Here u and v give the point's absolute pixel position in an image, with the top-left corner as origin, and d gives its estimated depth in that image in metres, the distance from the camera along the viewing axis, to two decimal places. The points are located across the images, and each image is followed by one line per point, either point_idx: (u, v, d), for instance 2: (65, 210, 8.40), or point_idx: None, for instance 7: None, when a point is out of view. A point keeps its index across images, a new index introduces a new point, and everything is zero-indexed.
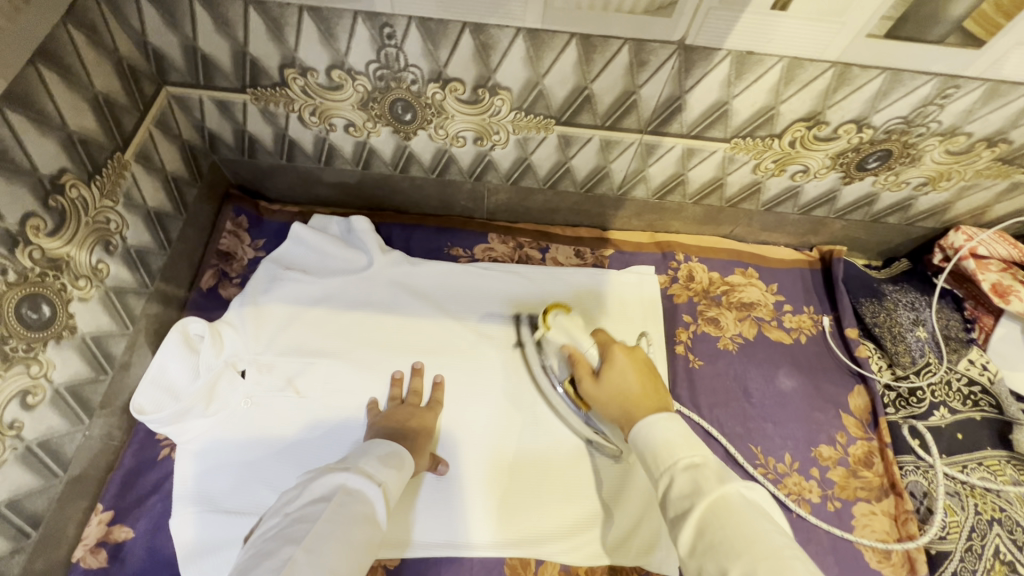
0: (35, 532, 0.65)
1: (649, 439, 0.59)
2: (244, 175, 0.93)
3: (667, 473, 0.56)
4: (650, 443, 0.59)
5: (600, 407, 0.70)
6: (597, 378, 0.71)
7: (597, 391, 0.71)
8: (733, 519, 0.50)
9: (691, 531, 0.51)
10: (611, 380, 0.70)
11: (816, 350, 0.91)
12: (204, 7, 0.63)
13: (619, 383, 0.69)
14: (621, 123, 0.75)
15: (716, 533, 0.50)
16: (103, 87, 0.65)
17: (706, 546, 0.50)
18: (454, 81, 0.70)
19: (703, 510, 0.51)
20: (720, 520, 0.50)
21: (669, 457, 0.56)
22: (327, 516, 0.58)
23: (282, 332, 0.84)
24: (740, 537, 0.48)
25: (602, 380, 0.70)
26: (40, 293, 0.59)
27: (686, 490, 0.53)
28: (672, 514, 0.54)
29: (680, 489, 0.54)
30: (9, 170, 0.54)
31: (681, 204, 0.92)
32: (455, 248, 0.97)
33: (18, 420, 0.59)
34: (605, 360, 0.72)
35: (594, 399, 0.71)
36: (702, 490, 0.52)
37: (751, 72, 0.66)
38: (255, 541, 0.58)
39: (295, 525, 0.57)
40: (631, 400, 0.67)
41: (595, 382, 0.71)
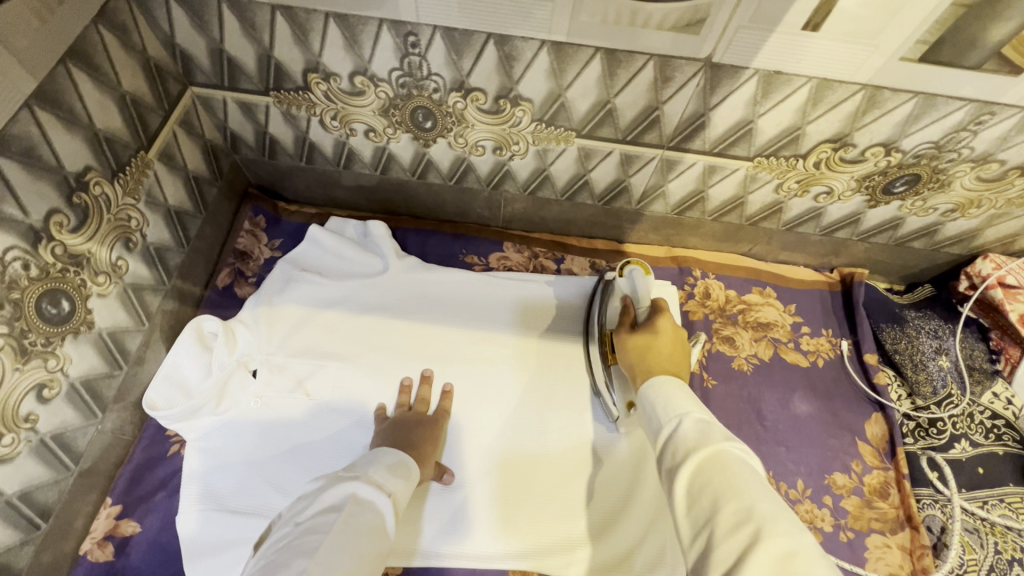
0: (45, 524, 0.65)
1: (661, 391, 0.57)
2: (263, 175, 0.94)
3: (675, 419, 0.52)
4: (662, 395, 0.56)
5: (621, 351, 0.71)
6: (633, 330, 0.71)
7: (629, 337, 0.70)
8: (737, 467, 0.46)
9: (688, 474, 0.48)
10: (650, 336, 0.69)
11: (834, 375, 0.89)
12: (231, 10, 0.64)
13: (651, 338, 0.69)
14: (642, 138, 0.74)
15: (715, 479, 0.46)
16: (130, 86, 0.65)
17: (700, 492, 0.47)
18: (476, 91, 0.70)
19: (706, 456, 0.48)
20: (721, 466, 0.47)
21: (682, 406, 0.53)
22: (338, 527, 0.57)
23: (295, 333, 0.84)
24: (739, 484, 0.45)
25: (639, 332, 0.70)
26: (60, 289, 0.59)
27: (692, 436, 0.50)
28: (670, 458, 0.50)
29: (684, 433, 0.50)
30: (36, 166, 0.55)
31: (700, 220, 0.91)
32: (470, 256, 0.97)
33: (34, 413, 0.59)
34: (651, 319, 0.72)
35: (623, 344, 0.71)
36: (707, 438, 0.49)
37: (779, 91, 0.64)
38: (266, 553, 0.57)
39: (306, 535, 0.56)
40: (653, 355, 0.66)
41: (631, 332, 0.71)
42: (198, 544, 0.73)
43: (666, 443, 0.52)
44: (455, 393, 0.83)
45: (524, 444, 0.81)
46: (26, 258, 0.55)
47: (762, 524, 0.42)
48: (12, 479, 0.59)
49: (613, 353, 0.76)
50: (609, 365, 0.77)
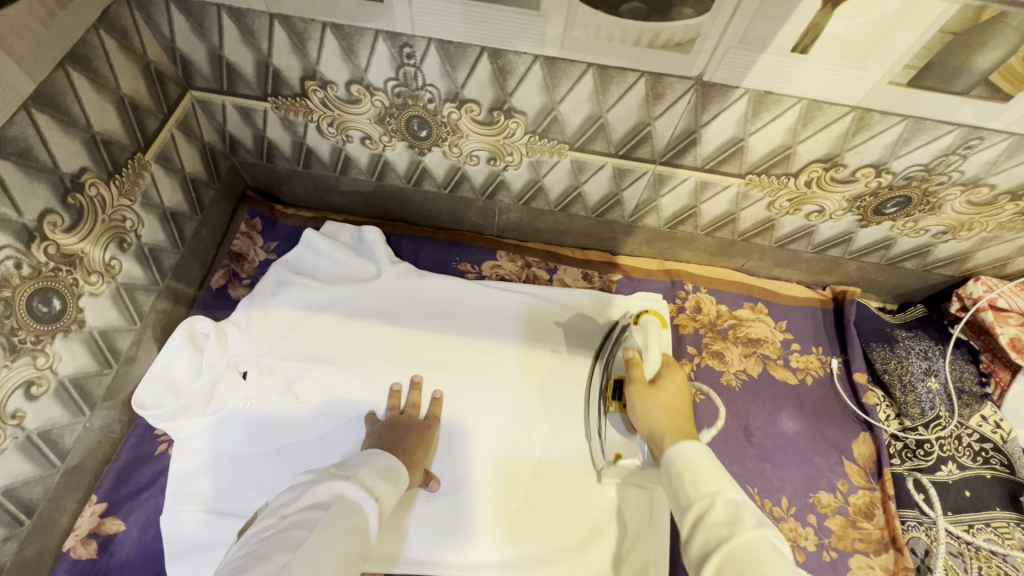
0: (28, 520, 0.66)
1: (691, 459, 0.59)
2: (262, 179, 0.95)
3: (708, 498, 0.55)
4: (689, 468, 0.59)
5: (636, 407, 0.70)
6: (649, 386, 0.72)
7: (649, 394, 0.71)
8: (768, 556, 0.49)
9: (718, 563, 0.50)
10: (669, 396, 0.70)
11: (822, 393, 0.89)
12: (232, 19, 0.65)
13: (669, 398, 0.70)
14: (635, 153, 0.75)
15: (747, 568, 0.48)
16: (129, 89, 0.67)
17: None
18: (470, 102, 0.71)
19: (738, 541, 0.50)
20: (753, 552, 0.49)
21: (713, 483, 0.56)
22: (323, 526, 0.59)
23: (286, 336, 0.85)
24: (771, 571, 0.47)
25: (654, 389, 0.71)
26: (52, 287, 0.60)
27: (724, 519, 0.53)
28: (699, 543, 0.53)
29: (717, 518, 0.53)
30: (32, 168, 0.56)
31: (692, 234, 0.91)
32: (463, 263, 0.98)
33: (21, 409, 0.59)
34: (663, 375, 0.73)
35: (638, 398, 0.71)
36: (740, 524, 0.52)
37: (769, 111, 0.65)
38: (249, 540, 0.59)
39: (291, 530, 0.58)
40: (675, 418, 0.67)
41: (651, 389, 0.71)
42: (181, 544, 0.73)
43: (695, 525, 0.55)
44: (444, 399, 0.84)
45: (512, 450, 0.81)
46: (18, 257, 0.56)
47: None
48: None
49: (616, 401, 0.78)
50: (609, 411, 0.78)
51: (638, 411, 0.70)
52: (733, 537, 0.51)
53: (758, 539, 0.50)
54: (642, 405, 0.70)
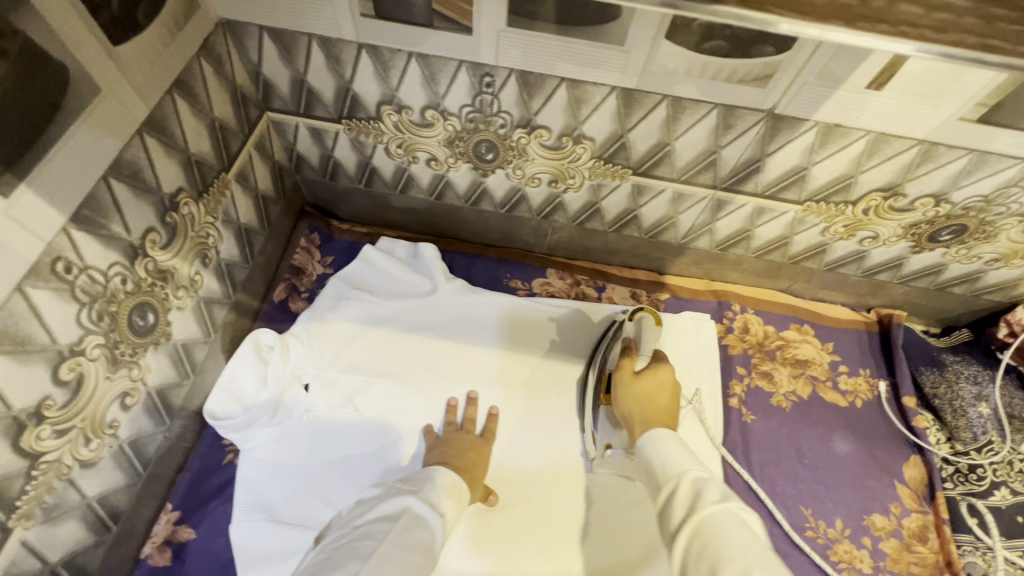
0: (114, 527, 0.67)
1: (657, 446, 0.60)
2: (321, 195, 0.98)
3: (675, 478, 0.56)
4: (658, 451, 0.60)
5: (622, 400, 0.73)
6: (637, 375, 0.74)
7: (631, 383, 0.73)
8: (739, 522, 0.49)
9: (688, 535, 0.50)
10: (654, 387, 0.72)
11: (872, 415, 0.90)
12: (321, 46, 0.68)
13: (653, 391, 0.72)
14: (696, 178, 0.77)
15: (711, 539, 0.48)
16: (220, 112, 0.70)
17: (698, 555, 0.49)
18: (541, 128, 0.73)
19: (703, 517, 0.50)
20: (719, 523, 0.49)
21: (678, 464, 0.57)
22: (391, 537, 0.58)
23: (346, 349, 0.87)
24: (734, 543, 0.47)
25: (639, 381, 0.73)
26: (147, 302, 0.62)
27: (687, 501, 0.53)
28: (671, 519, 0.53)
29: (681, 497, 0.54)
30: (141, 188, 0.58)
31: (743, 256, 0.93)
32: (515, 281, 1.00)
33: (116, 420, 0.61)
34: (652, 368, 0.74)
35: (620, 387, 0.74)
36: (700, 502, 0.52)
37: (836, 142, 0.67)
38: (324, 549, 0.60)
39: (363, 540, 0.58)
40: (653, 408, 0.70)
41: (635, 378, 0.74)
42: (251, 553, 0.74)
43: (665, 502, 0.55)
44: (500, 416, 0.85)
45: (567, 465, 0.83)
46: (124, 273, 0.58)
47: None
48: (94, 483, 0.60)
49: (606, 394, 0.80)
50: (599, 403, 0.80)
51: (620, 399, 0.73)
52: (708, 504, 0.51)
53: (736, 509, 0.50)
54: (622, 392, 0.73)
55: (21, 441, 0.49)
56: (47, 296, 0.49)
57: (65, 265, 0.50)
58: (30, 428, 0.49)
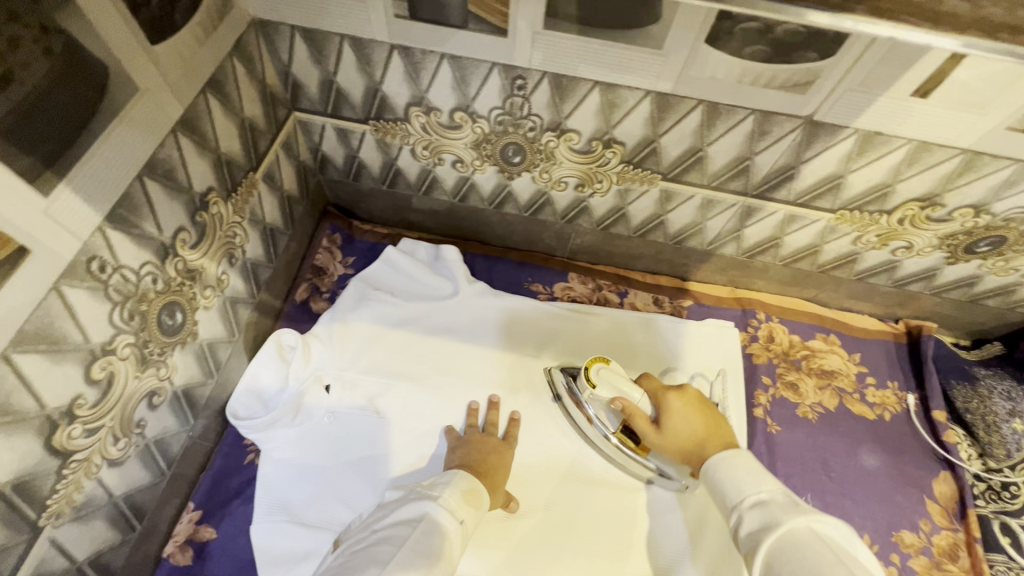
0: (139, 526, 0.67)
1: (720, 473, 0.60)
2: (343, 195, 0.98)
3: (739, 507, 0.55)
4: (720, 483, 0.59)
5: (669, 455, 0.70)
6: (659, 426, 0.71)
7: (661, 439, 0.70)
8: (809, 543, 0.48)
9: (761, 562, 0.49)
10: (681, 426, 0.70)
11: (900, 429, 0.88)
12: (352, 47, 0.67)
13: (683, 430, 0.69)
14: (728, 185, 0.76)
15: (788, 562, 0.47)
16: (250, 112, 0.69)
17: None
18: (571, 132, 0.72)
19: (773, 540, 0.50)
20: (794, 542, 0.48)
21: (738, 493, 0.56)
22: (409, 543, 0.56)
23: (366, 350, 0.86)
24: (810, 562, 0.46)
25: (665, 431, 0.70)
26: (176, 301, 0.62)
27: (755, 527, 0.52)
28: (743, 547, 0.52)
29: (750, 524, 0.53)
30: (174, 188, 0.58)
31: (769, 264, 0.92)
32: (536, 284, 0.99)
33: (143, 418, 0.61)
34: (661, 409, 0.72)
35: (659, 447, 0.71)
36: (771, 523, 0.51)
37: (875, 150, 0.66)
38: (343, 555, 0.58)
39: (381, 546, 0.56)
40: (699, 446, 0.67)
41: (662, 433, 0.71)
42: (273, 555, 0.74)
43: (737, 531, 0.54)
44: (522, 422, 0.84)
45: (591, 471, 0.82)
46: (155, 272, 0.58)
47: None
48: (121, 481, 0.60)
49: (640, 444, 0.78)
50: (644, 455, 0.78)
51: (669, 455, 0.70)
52: (775, 528, 0.50)
53: (802, 528, 0.49)
54: (663, 448, 0.70)
55: (54, 439, 0.49)
56: (82, 295, 0.49)
57: (100, 264, 0.50)
58: (62, 426, 0.49)
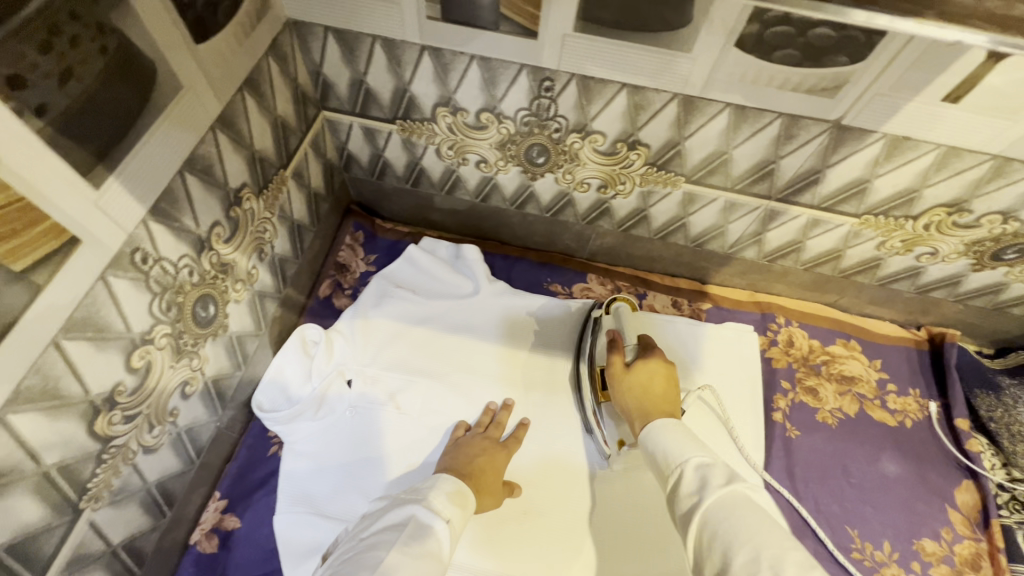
0: (169, 512, 0.69)
1: (660, 439, 0.60)
2: (367, 194, 0.99)
3: (677, 467, 0.55)
4: (660, 446, 0.59)
5: (620, 397, 0.73)
6: (628, 369, 0.74)
7: (624, 377, 0.73)
8: (744, 507, 0.49)
9: (699, 521, 0.50)
10: (645, 376, 0.72)
11: (921, 436, 0.88)
12: (383, 48, 0.69)
13: (645, 381, 0.71)
14: (752, 188, 0.76)
15: (725, 523, 0.49)
16: (282, 110, 0.71)
17: (710, 538, 0.49)
18: (596, 133, 0.73)
19: (710, 502, 0.51)
20: (729, 506, 0.50)
21: (679, 454, 0.56)
22: (398, 546, 0.55)
23: (387, 346, 0.87)
24: (745, 524, 0.48)
25: (632, 373, 0.72)
26: (209, 294, 0.64)
27: (695, 486, 0.53)
28: (681, 505, 0.53)
29: (688, 485, 0.54)
30: (212, 184, 0.59)
31: (790, 268, 0.92)
32: (555, 284, 1.00)
33: (176, 407, 0.63)
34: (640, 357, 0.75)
35: (617, 385, 0.73)
36: (711, 484, 0.52)
37: (903, 155, 0.66)
38: (332, 564, 0.57)
39: (368, 551, 0.55)
40: (652, 399, 0.69)
41: (629, 373, 0.73)
42: (294, 546, 0.75)
43: (672, 492, 0.55)
44: (530, 427, 0.84)
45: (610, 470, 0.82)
46: (192, 264, 0.59)
47: (773, 561, 0.45)
48: (154, 468, 0.62)
49: (604, 391, 0.79)
50: (599, 401, 0.80)
51: (618, 395, 0.73)
52: (713, 492, 0.51)
53: (740, 493, 0.51)
54: (619, 385, 0.73)
55: (97, 425, 0.50)
56: (126, 286, 0.50)
57: (143, 256, 0.52)
58: (104, 412, 0.51)
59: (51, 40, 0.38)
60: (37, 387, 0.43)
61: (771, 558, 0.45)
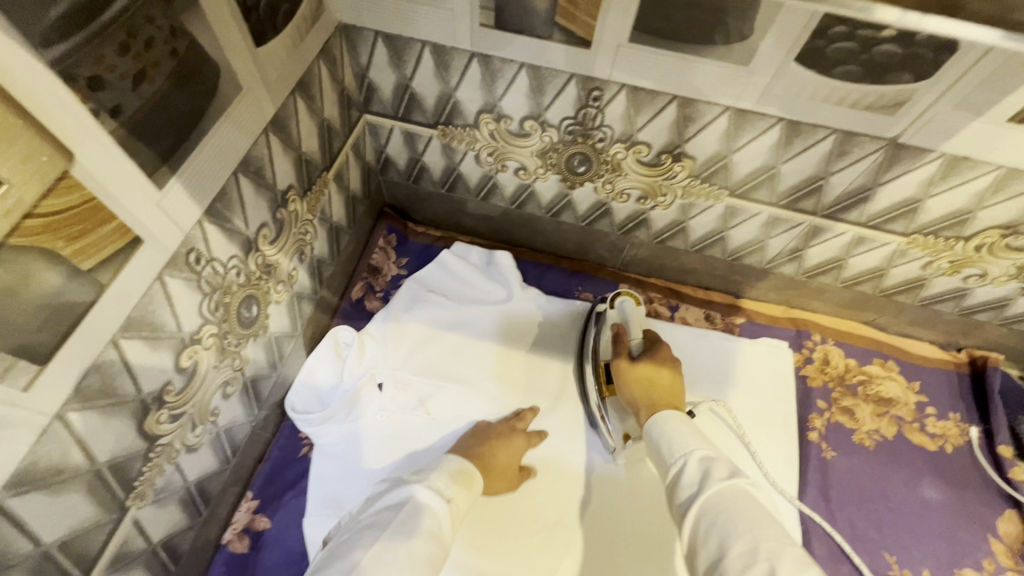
0: (204, 511, 0.69)
1: (665, 431, 0.57)
2: (401, 197, 0.99)
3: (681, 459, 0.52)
4: (664, 437, 0.56)
5: (624, 387, 0.72)
6: (633, 361, 0.73)
7: (628, 369, 0.72)
8: (742, 500, 0.46)
9: (695, 513, 0.47)
10: (651, 366, 0.71)
11: (962, 462, 0.86)
12: (432, 54, 0.69)
13: (650, 372, 0.71)
14: (798, 204, 0.75)
15: (720, 517, 0.46)
16: (328, 113, 0.71)
17: (705, 532, 0.46)
18: (641, 144, 0.72)
19: (711, 494, 0.48)
20: (726, 499, 0.47)
21: (683, 447, 0.53)
22: (393, 525, 0.53)
23: (419, 351, 0.86)
24: (743, 515, 0.45)
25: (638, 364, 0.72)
26: (253, 294, 0.64)
27: (696, 479, 0.50)
28: (679, 498, 0.50)
29: (688, 479, 0.51)
30: (262, 185, 0.60)
31: (829, 286, 0.90)
32: (586, 294, 0.99)
33: (217, 407, 0.63)
34: (650, 351, 0.75)
35: (622, 376, 0.72)
36: (712, 478, 0.49)
37: (959, 175, 0.64)
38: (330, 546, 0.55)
39: (364, 531, 0.53)
40: (658, 391, 0.68)
41: (630, 363, 0.73)
42: None
43: (672, 486, 0.52)
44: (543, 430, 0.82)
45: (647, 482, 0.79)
46: (240, 264, 0.59)
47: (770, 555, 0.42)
48: (194, 467, 0.62)
49: (607, 385, 0.79)
50: (603, 396, 0.79)
51: (620, 382, 0.73)
52: (710, 484, 0.48)
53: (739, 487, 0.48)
54: (625, 373, 0.72)
55: (146, 424, 0.51)
56: (180, 286, 0.50)
57: (197, 256, 0.52)
58: (153, 411, 0.51)
59: (129, 41, 0.38)
60: (95, 385, 0.44)
61: (767, 551, 0.42)
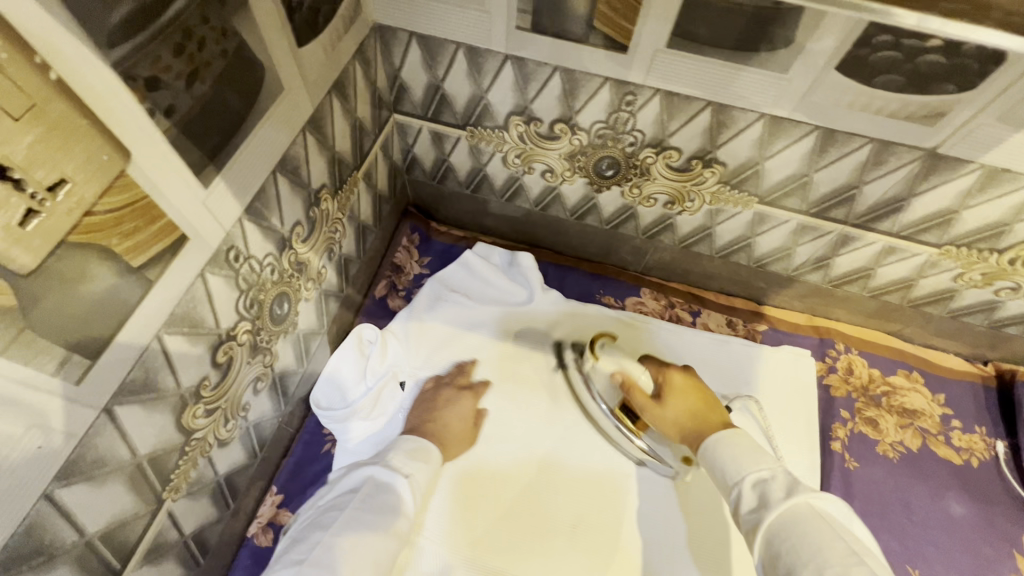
0: (231, 504, 0.69)
1: (717, 453, 0.56)
2: (425, 197, 1.00)
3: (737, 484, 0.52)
4: (718, 462, 0.55)
5: (665, 430, 0.70)
6: (660, 399, 0.71)
7: (661, 411, 0.70)
8: (807, 521, 0.45)
9: (761, 539, 0.47)
10: (680, 399, 0.70)
11: (988, 477, 0.84)
12: (466, 56, 0.69)
13: (682, 403, 0.69)
14: (829, 212, 0.74)
15: (786, 543, 0.45)
16: (361, 113, 0.71)
17: (773, 559, 0.45)
18: (672, 149, 0.72)
19: (773, 520, 0.47)
20: (790, 523, 0.46)
21: (738, 469, 0.52)
22: (353, 506, 0.54)
23: (440, 350, 0.87)
24: (808, 539, 0.44)
25: (665, 403, 0.70)
26: (285, 292, 0.64)
27: (754, 504, 0.49)
28: (743, 523, 0.50)
29: (748, 503, 0.50)
30: (298, 184, 0.60)
31: (855, 295, 0.89)
32: (608, 297, 0.99)
33: (248, 402, 0.64)
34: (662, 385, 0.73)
35: (659, 420, 0.70)
36: (773, 500, 0.48)
37: (998, 187, 0.63)
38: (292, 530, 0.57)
39: (325, 513, 0.54)
40: (699, 417, 0.66)
41: (661, 405, 0.70)
42: None
43: (734, 512, 0.52)
44: (530, 415, 0.83)
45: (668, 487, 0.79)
46: (274, 261, 0.60)
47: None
48: (224, 462, 0.63)
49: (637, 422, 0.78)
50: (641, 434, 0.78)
51: (662, 428, 0.70)
52: (773, 507, 0.47)
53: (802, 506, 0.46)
54: (660, 418, 0.70)
55: (183, 418, 0.51)
56: (220, 283, 0.51)
57: (236, 254, 0.52)
58: (190, 405, 0.52)
59: (184, 42, 0.38)
60: (140, 380, 0.44)
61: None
